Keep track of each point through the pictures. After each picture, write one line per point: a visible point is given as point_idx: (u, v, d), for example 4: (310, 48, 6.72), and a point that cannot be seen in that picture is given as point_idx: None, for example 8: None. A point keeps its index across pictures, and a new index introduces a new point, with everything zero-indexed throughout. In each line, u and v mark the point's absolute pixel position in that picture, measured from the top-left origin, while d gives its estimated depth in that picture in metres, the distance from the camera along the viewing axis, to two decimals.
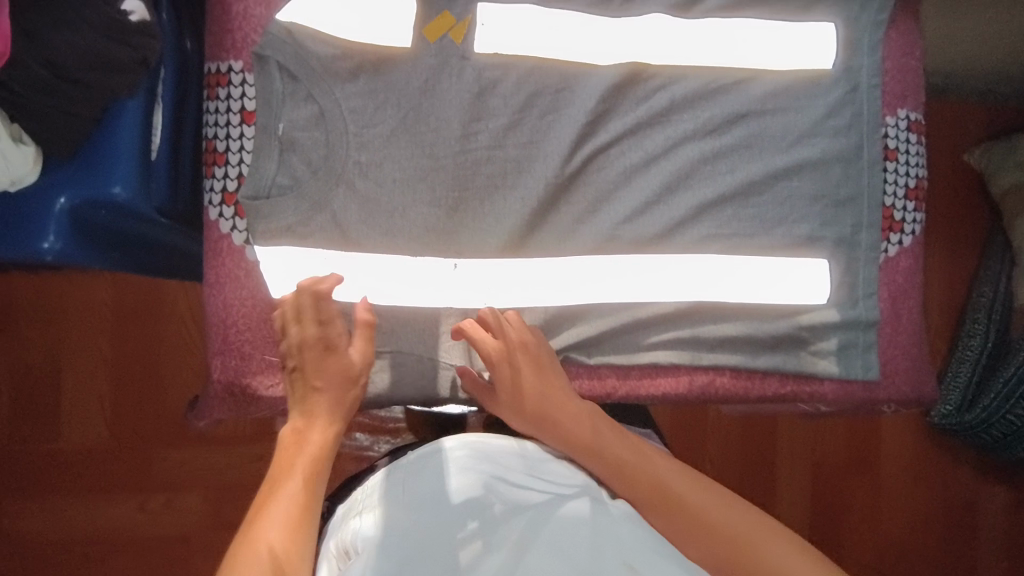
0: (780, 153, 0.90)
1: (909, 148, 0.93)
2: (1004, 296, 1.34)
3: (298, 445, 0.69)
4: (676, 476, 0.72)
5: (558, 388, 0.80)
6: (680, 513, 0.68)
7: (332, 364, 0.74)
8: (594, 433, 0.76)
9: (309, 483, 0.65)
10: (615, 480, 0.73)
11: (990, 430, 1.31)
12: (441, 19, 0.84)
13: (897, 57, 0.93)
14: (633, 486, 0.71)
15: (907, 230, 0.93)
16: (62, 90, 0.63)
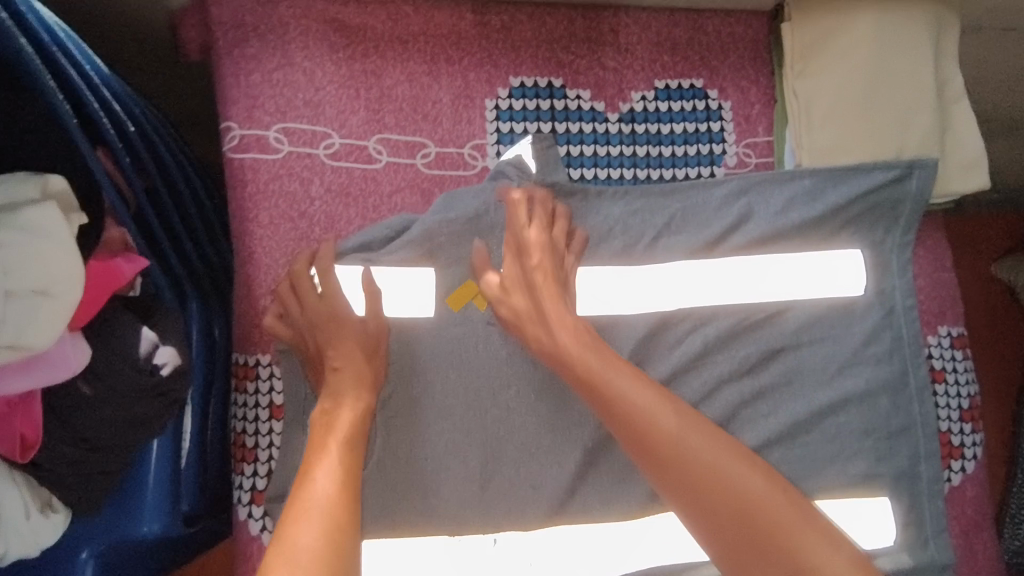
0: (823, 387, 0.87)
1: (957, 367, 0.90)
2: None
3: (329, 431, 0.69)
4: (731, 460, 0.64)
5: (621, 381, 0.70)
6: (737, 524, 0.60)
7: (338, 338, 0.75)
8: (660, 422, 0.66)
9: (346, 461, 0.66)
10: (664, 452, 0.64)
11: None
12: (464, 288, 0.83)
13: (929, 274, 0.91)
14: (694, 498, 0.62)
15: (968, 455, 0.89)
16: (89, 459, 0.62)
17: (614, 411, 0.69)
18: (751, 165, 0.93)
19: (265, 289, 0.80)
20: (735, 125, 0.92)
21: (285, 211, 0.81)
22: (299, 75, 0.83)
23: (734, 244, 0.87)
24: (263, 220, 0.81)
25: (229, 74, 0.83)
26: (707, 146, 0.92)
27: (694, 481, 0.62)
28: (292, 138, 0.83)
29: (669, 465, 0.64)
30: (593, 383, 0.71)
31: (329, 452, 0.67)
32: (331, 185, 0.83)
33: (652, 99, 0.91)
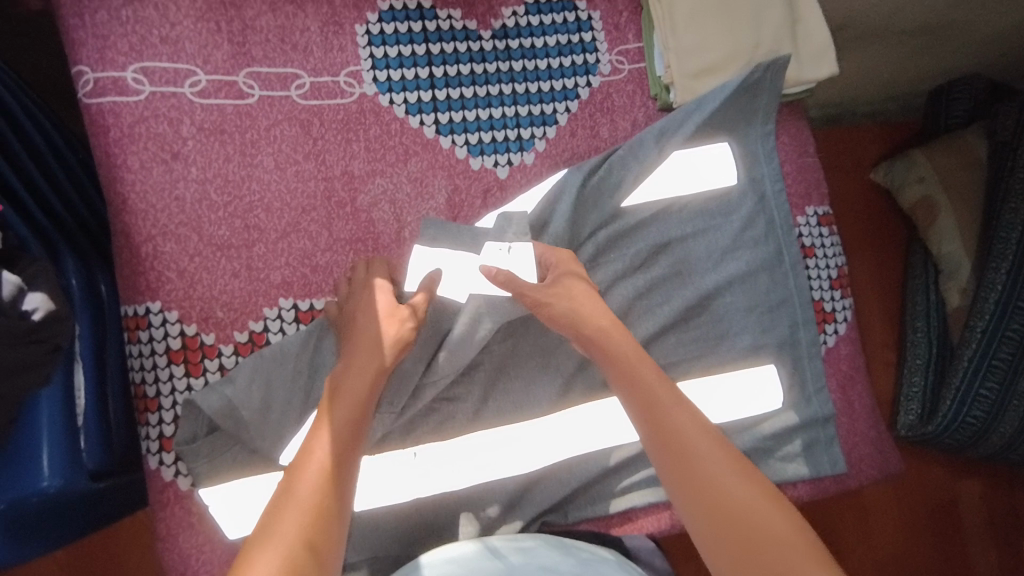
0: (709, 274, 0.93)
1: (824, 243, 0.98)
2: (937, 305, 1.29)
3: (302, 470, 0.60)
4: (697, 429, 0.67)
5: (623, 350, 0.74)
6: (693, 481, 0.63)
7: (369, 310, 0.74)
8: (652, 385, 0.70)
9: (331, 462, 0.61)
10: (646, 409, 0.69)
11: (950, 437, 1.18)
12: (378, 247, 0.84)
13: (795, 159, 0.98)
14: (663, 450, 0.66)
15: (839, 318, 0.98)
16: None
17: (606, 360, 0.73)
18: (625, 71, 0.95)
19: (145, 236, 0.77)
20: (606, 34, 0.94)
21: (156, 153, 0.78)
22: (150, 11, 0.80)
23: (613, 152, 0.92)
24: (132, 165, 0.77)
25: (73, 15, 0.78)
26: (582, 56, 0.93)
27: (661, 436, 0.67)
28: (152, 77, 0.79)
29: (647, 421, 0.68)
30: (602, 352, 0.74)
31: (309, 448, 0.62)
32: (203, 123, 0.81)
33: (523, 14, 0.92)
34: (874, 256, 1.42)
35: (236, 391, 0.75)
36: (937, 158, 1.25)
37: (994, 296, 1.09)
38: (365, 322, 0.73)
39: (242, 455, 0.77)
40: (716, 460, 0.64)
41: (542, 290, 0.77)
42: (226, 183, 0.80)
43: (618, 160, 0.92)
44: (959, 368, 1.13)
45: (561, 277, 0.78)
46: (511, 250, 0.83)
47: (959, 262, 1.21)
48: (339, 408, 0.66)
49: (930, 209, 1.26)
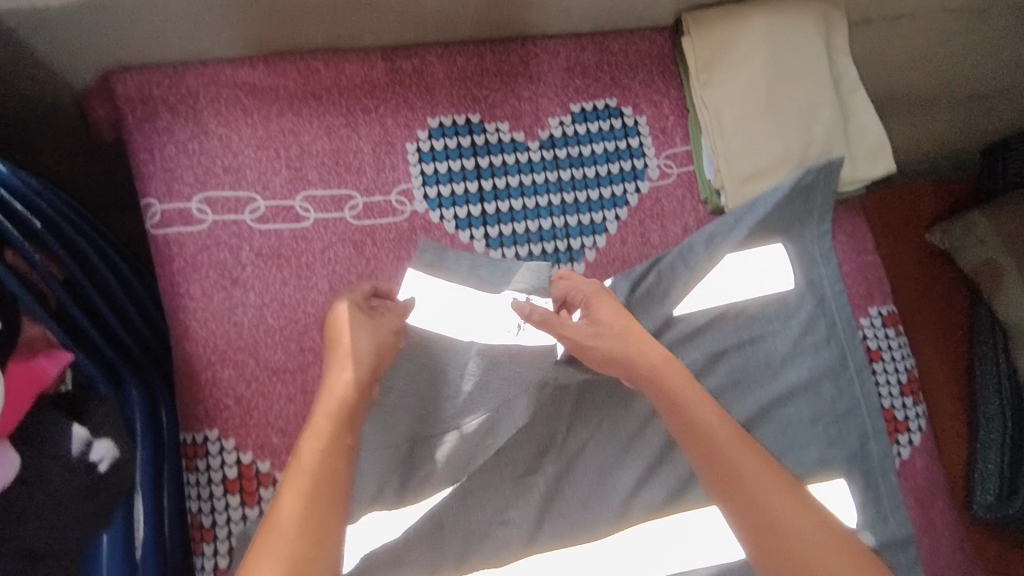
0: (769, 382, 0.89)
1: (891, 345, 0.94)
2: (1009, 370, 1.10)
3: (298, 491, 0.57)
4: (763, 470, 0.64)
5: (679, 386, 0.70)
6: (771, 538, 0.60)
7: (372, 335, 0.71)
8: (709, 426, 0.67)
9: (306, 514, 0.56)
10: (711, 455, 0.65)
11: None
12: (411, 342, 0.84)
13: (854, 258, 0.95)
14: (722, 488, 0.63)
15: (913, 426, 0.92)
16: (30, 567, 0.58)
17: (662, 398, 0.70)
18: (674, 175, 0.94)
19: (205, 362, 0.79)
20: (653, 139, 0.94)
21: (217, 279, 0.81)
22: (214, 142, 0.83)
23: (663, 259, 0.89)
24: (195, 292, 0.80)
25: (143, 150, 0.82)
26: (629, 162, 0.93)
27: (727, 481, 0.63)
28: (215, 206, 0.83)
29: (706, 463, 0.65)
30: (655, 389, 0.70)
31: (290, 489, 0.57)
32: (260, 249, 0.83)
33: (569, 123, 0.92)
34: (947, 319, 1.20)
35: None
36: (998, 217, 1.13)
37: None
38: (354, 337, 0.70)
39: None
40: (783, 512, 0.61)
41: (586, 335, 0.74)
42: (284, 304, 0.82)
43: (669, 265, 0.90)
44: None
45: (594, 310, 0.75)
46: (519, 331, 0.83)
47: None
48: (319, 437, 0.61)
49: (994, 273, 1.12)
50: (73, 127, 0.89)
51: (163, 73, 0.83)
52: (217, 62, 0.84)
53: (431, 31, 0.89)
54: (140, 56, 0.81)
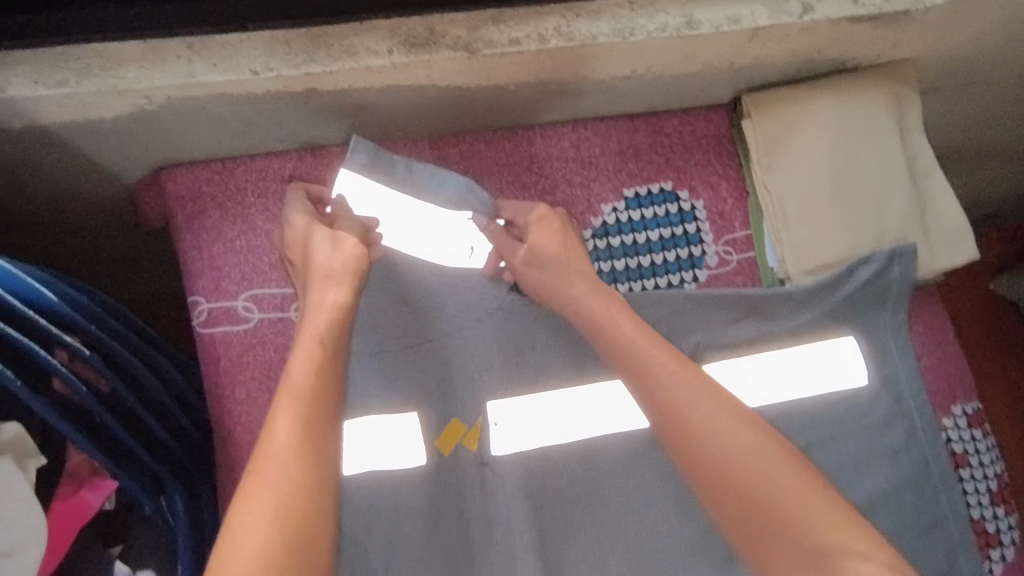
0: (842, 490, 0.82)
1: (978, 448, 0.86)
2: None
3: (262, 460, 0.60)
4: (773, 462, 0.62)
5: (698, 406, 0.66)
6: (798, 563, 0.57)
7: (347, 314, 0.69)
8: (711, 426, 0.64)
9: (302, 475, 0.59)
10: (716, 456, 0.63)
11: None
12: (450, 429, 0.82)
13: (934, 350, 0.88)
14: (742, 518, 0.61)
15: (1006, 541, 0.84)
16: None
17: (679, 436, 0.65)
18: (734, 262, 0.89)
19: (248, 470, 0.77)
20: (711, 223, 0.89)
21: (262, 381, 0.79)
22: (261, 238, 0.82)
23: (716, 341, 0.85)
24: (240, 395, 0.78)
25: (191, 248, 0.81)
26: (686, 249, 0.89)
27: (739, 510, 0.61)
28: (261, 305, 0.81)
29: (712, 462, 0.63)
30: (677, 428, 0.65)
31: (282, 448, 0.60)
32: None
33: (623, 209, 0.88)
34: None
35: None
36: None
37: None
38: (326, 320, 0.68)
39: None
40: (797, 502, 0.59)
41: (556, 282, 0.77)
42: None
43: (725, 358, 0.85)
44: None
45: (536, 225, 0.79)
46: (474, 250, 0.85)
47: None
48: (293, 404, 0.63)
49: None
50: (122, 219, 0.89)
51: (211, 169, 0.82)
52: (265, 155, 0.84)
53: (485, 117, 0.85)
54: (189, 155, 0.81)
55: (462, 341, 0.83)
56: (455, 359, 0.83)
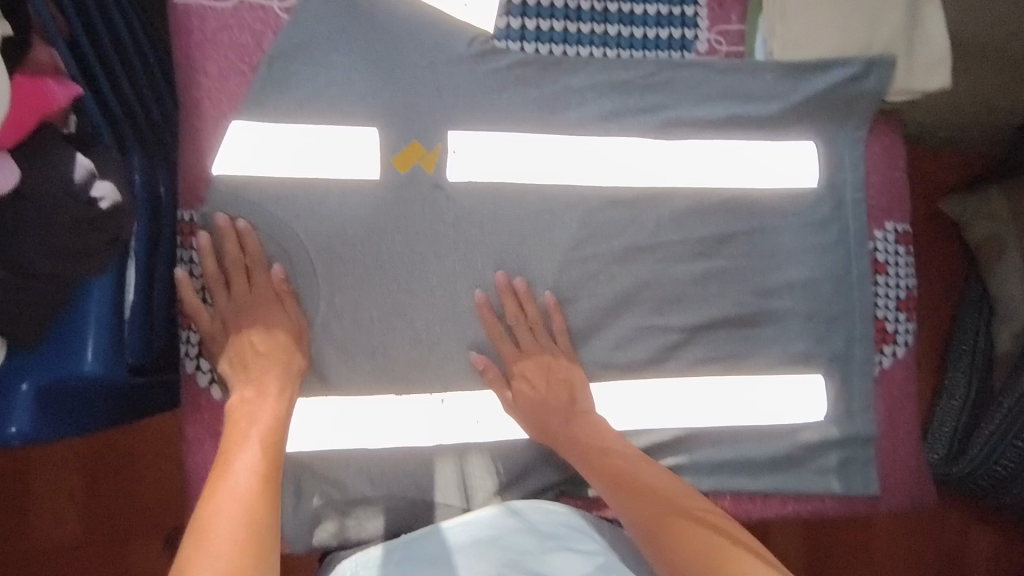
0: (771, 273, 0.89)
1: (897, 260, 0.94)
2: (984, 345, 1.26)
3: (250, 418, 0.70)
4: (638, 456, 0.79)
5: (614, 438, 0.80)
6: (666, 522, 0.70)
7: (263, 332, 0.76)
8: (657, 484, 0.76)
9: (267, 457, 0.67)
10: (616, 462, 0.78)
11: (976, 480, 1.20)
12: (410, 149, 0.81)
13: (882, 170, 0.94)
14: (632, 501, 0.74)
15: (899, 341, 0.93)
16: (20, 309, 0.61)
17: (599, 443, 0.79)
18: (722, 52, 0.90)
19: (210, 144, 0.77)
20: (708, 8, 0.89)
21: (234, 63, 0.78)
22: None
23: (684, 119, 0.87)
24: (212, 72, 0.77)
25: None
26: (679, 30, 0.89)
27: (633, 491, 0.75)
28: None
29: (654, 508, 0.72)
30: (588, 442, 0.80)
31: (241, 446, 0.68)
32: (288, 38, 0.79)
33: None
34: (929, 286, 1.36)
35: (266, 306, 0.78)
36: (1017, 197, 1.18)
37: None
38: (250, 321, 0.76)
39: None
40: (643, 464, 0.78)
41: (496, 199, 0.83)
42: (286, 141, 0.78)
43: (691, 133, 0.88)
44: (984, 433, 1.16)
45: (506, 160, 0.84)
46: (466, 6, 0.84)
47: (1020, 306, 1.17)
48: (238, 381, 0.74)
49: (997, 251, 1.20)
50: None
51: None
52: None
53: None
54: None
55: (409, 74, 0.81)
56: (413, 85, 0.81)
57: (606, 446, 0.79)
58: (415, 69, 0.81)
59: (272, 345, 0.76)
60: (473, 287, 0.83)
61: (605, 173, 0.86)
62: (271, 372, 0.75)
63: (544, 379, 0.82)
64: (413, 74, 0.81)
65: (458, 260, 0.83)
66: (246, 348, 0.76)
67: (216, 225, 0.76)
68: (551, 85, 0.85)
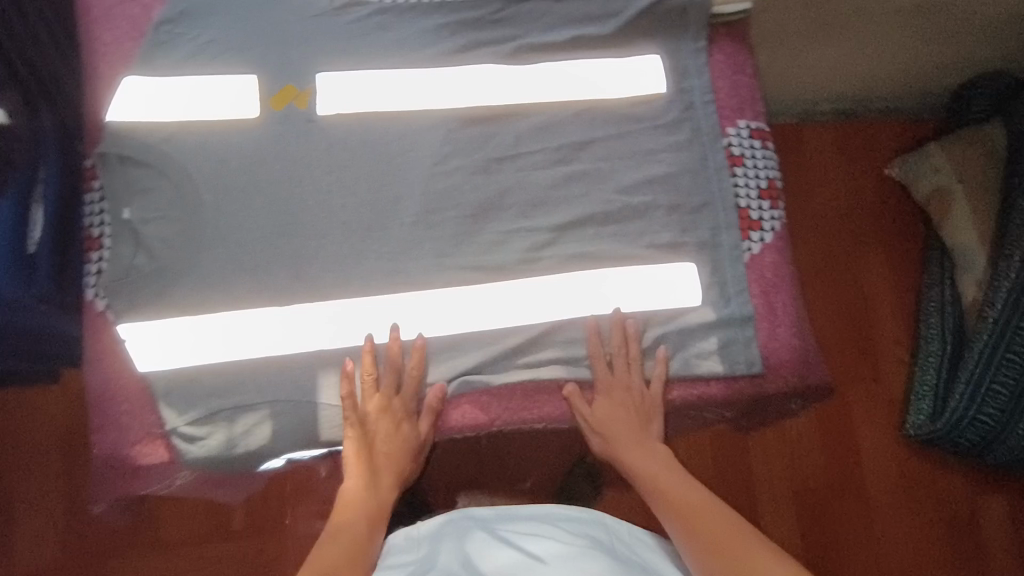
0: (629, 173, 0.96)
1: (754, 154, 1.00)
2: (951, 299, 1.50)
3: (357, 501, 0.85)
4: (678, 470, 0.92)
5: (655, 451, 0.94)
6: (699, 521, 0.81)
7: (395, 428, 0.89)
8: (686, 495, 0.87)
9: (370, 531, 0.82)
10: (660, 469, 0.92)
11: (964, 434, 1.41)
12: (285, 91, 0.92)
13: (729, 76, 1.01)
14: (666, 508, 0.86)
15: (766, 227, 0.98)
16: None
17: (637, 454, 0.93)
18: None
19: (107, 97, 0.89)
20: None
21: (127, 31, 0.91)
22: None
23: (533, 45, 0.97)
24: (107, 41, 0.90)
25: None
26: None
27: (669, 498, 0.87)
28: None
29: (687, 508, 0.85)
30: (628, 452, 0.94)
31: (349, 522, 0.82)
32: (173, 7, 0.91)
33: None
34: (889, 246, 1.63)
35: (152, 230, 0.86)
36: (952, 152, 1.51)
37: (1004, 285, 1.34)
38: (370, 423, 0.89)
39: (163, 296, 0.84)
40: (677, 474, 0.91)
41: (370, 124, 0.93)
42: (175, 86, 0.89)
43: (541, 56, 0.98)
44: (976, 352, 1.37)
45: (383, 170, 0.92)
46: None
47: (974, 254, 1.45)
48: (349, 452, 0.87)
49: (943, 198, 1.52)
50: None
51: None
52: None
53: None
54: None
55: (279, 28, 0.93)
56: (283, 36, 0.93)
57: (660, 461, 0.93)
58: (285, 23, 0.93)
59: (404, 448, 0.90)
60: (350, 207, 0.91)
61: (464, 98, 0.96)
62: (391, 453, 0.90)
63: (632, 389, 0.93)
64: (280, 30, 0.93)
65: (333, 181, 0.91)
66: (371, 444, 0.89)
67: (109, 162, 0.86)
68: (407, 28, 0.96)
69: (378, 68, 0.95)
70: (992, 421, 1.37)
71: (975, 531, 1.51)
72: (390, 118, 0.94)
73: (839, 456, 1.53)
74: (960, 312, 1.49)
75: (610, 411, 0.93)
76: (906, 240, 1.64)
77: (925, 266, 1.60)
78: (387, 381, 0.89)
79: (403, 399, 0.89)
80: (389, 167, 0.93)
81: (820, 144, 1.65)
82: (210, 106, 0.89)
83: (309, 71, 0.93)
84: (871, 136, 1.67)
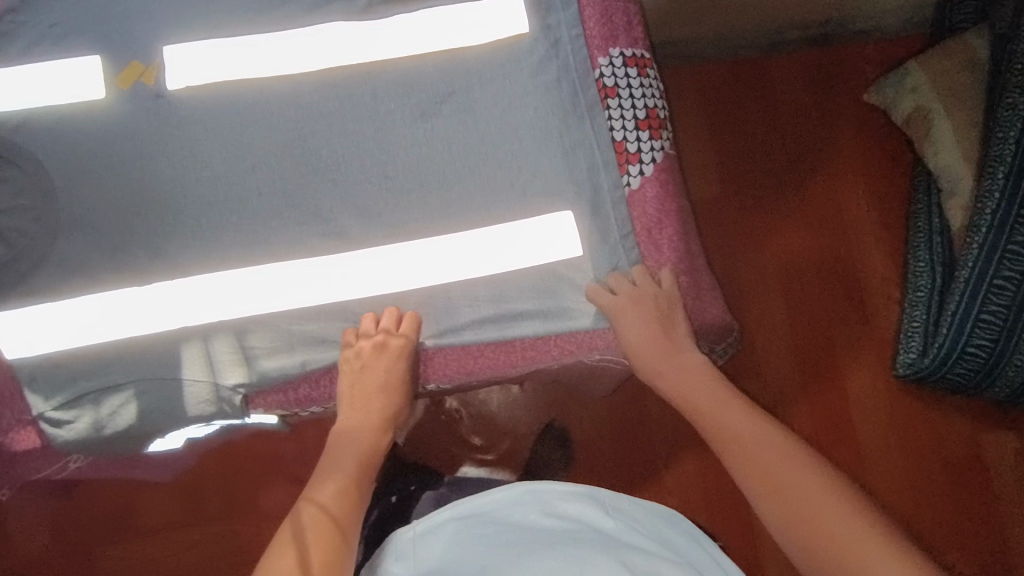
0: (495, 119, 0.92)
1: (630, 82, 0.93)
2: (940, 227, 1.33)
3: (349, 450, 0.86)
4: (724, 397, 0.85)
5: (697, 383, 0.86)
6: (761, 471, 0.75)
7: (390, 366, 0.87)
8: (746, 438, 0.79)
9: (360, 475, 0.84)
10: (709, 401, 0.85)
11: (956, 369, 1.23)
12: (131, 69, 0.90)
13: (599, 3, 0.94)
14: (727, 451, 0.80)
15: (646, 160, 0.92)
16: None
17: (669, 386, 0.87)
18: None
19: None
20: None
21: None
22: None
23: None
24: None
25: None
26: None
27: (725, 440, 0.80)
28: None
29: (753, 453, 0.77)
30: (664, 383, 0.87)
31: (343, 467, 0.84)
32: None
33: None
34: (873, 170, 1.44)
35: (7, 221, 0.86)
36: (932, 67, 1.32)
37: (990, 205, 1.15)
38: (363, 373, 0.88)
39: (23, 286, 0.85)
40: (726, 404, 0.84)
41: (221, 93, 0.91)
42: (22, 76, 0.89)
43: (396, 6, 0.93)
44: (959, 284, 1.19)
45: (238, 140, 0.90)
46: None
47: (960, 172, 1.27)
48: (345, 394, 0.89)
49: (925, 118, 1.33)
50: None
51: None
52: None
53: None
54: None
55: (123, 6, 0.92)
56: (127, 14, 0.92)
57: (708, 394, 0.85)
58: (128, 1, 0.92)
59: (392, 390, 0.89)
60: (206, 182, 0.89)
61: (315, 57, 0.92)
62: (385, 394, 0.89)
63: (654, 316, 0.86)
64: (123, 7, 0.92)
65: (187, 156, 0.90)
66: (365, 389, 0.88)
67: None
68: None
69: (225, 35, 0.92)
70: (985, 353, 1.19)
71: (985, 482, 1.31)
72: (241, 86, 0.91)
73: (824, 404, 1.34)
74: (950, 239, 1.31)
75: (638, 326, 0.86)
76: (892, 164, 1.44)
77: (911, 191, 1.41)
78: (383, 323, 0.87)
79: (400, 348, 0.87)
80: (243, 137, 0.90)
81: (781, 69, 1.47)
82: (57, 92, 0.89)
83: (154, 46, 0.91)
84: (846, 56, 1.47)
